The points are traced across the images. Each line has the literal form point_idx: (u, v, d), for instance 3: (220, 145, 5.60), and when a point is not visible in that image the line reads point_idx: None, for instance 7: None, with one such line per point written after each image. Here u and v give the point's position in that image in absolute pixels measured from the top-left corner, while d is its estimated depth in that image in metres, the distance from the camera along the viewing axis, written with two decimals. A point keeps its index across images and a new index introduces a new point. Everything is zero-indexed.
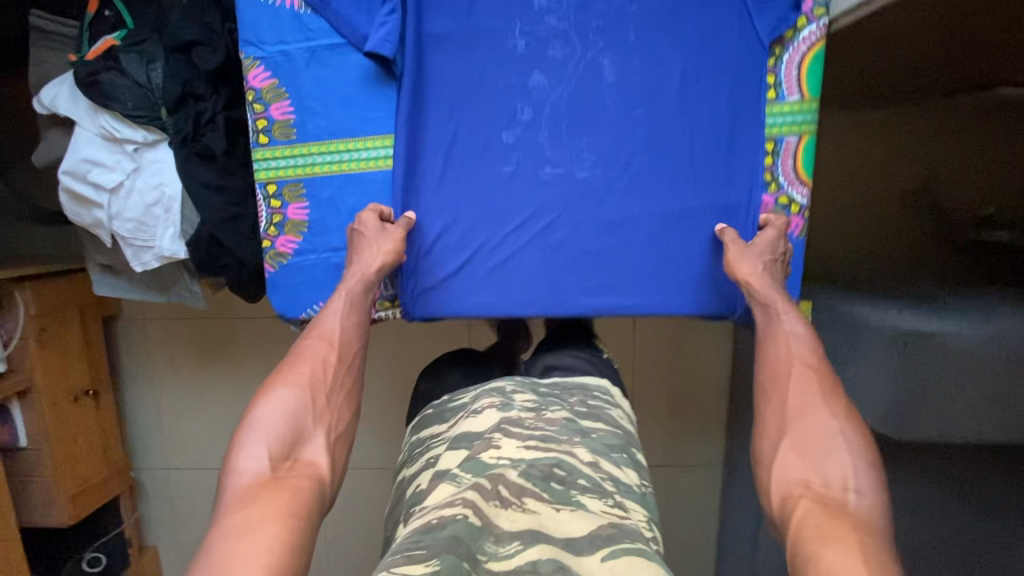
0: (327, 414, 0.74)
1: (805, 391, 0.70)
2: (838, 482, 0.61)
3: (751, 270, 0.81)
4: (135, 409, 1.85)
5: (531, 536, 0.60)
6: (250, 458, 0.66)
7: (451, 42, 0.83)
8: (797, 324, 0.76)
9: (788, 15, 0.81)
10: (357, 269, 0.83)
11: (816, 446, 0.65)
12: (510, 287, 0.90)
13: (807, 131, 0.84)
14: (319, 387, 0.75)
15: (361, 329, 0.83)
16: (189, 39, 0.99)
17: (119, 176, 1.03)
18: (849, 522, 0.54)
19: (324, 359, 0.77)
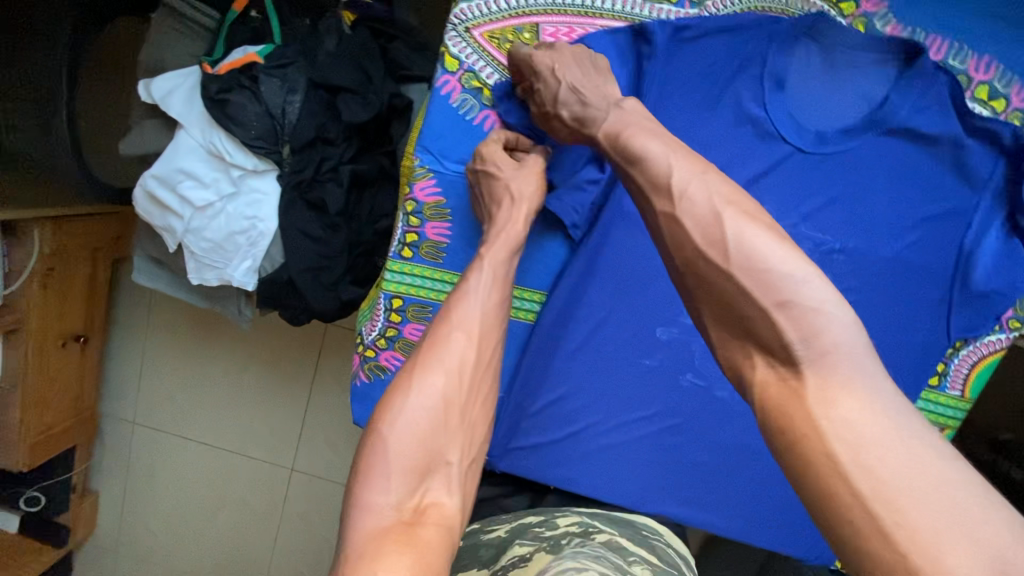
0: (462, 431, 0.62)
1: (686, 221, 0.55)
2: (777, 340, 0.48)
3: (564, 121, 0.69)
4: (119, 353, 1.75)
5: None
6: (380, 494, 0.55)
7: (638, 225, 0.77)
8: (648, 141, 0.60)
9: (987, 321, 0.76)
10: (505, 231, 0.71)
11: (734, 311, 0.51)
12: (609, 474, 0.83)
13: (949, 426, 0.81)
14: (457, 397, 0.62)
15: (503, 309, 0.70)
16: (339, 83, 0.86)
17: (212, 196, 0.91)
18: (826, 399, 0.46)
19: (463, 357, 0.64)
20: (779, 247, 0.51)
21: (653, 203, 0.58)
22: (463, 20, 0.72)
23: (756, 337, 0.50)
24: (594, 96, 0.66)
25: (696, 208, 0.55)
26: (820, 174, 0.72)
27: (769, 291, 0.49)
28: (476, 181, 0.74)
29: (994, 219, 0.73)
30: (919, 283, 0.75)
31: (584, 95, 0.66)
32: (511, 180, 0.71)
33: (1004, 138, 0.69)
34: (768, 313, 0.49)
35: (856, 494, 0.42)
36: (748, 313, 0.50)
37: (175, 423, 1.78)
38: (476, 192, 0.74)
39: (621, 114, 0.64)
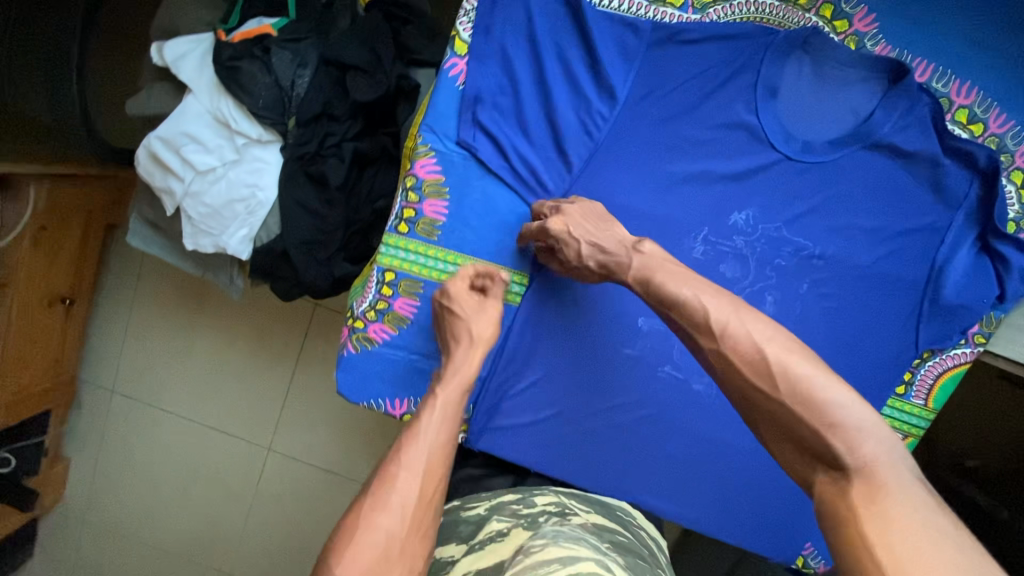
0: (403, 564, 0.58)
1: (732, 361, 0.60)
2: (827, 452, 0.53)
3: (588, 260, 0.72)
4: (104, 320, 1.74)
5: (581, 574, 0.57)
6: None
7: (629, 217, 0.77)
8: (681, 288, 0.66)
9: (954, 333, 0.79)
10: (460, 370, 0.73)
11: (781, 420, 0.56)
12: (582, 459, 0.85)
13: (914, 433, 0.84)
14: (399, 531, 0.60)
15: (454, 447, 0.70)
16: (348, 61, 0.88)
17: (215, 162, 0.93)
18: (869, 495, 0.49)
19: (407, 492, 0.62)
20: (826, 379, 0.56)
21: (700, 343, 0.64)
22: (473, 8, 0.72)
23: (807, 445, 0.54)
24: (617, 241, 0.71)
25: (740, 346, 0.60)
26: (804, 181, 0.76)
27: (818, 412, 0.54)
28: (439, 317, 0.78)
29: (966, 237, 0.77)
30: (888, 292, 0.79)
31: (609, 237, 0.71)
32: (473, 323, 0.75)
33: (979, 160, 0.73)
34: (819, 431, 0.53)
35: (875, 561, 0.45)
36: (803, 433, 0.54)
37: (153, 394, 1.77)
38: (442, 325, 0.77)
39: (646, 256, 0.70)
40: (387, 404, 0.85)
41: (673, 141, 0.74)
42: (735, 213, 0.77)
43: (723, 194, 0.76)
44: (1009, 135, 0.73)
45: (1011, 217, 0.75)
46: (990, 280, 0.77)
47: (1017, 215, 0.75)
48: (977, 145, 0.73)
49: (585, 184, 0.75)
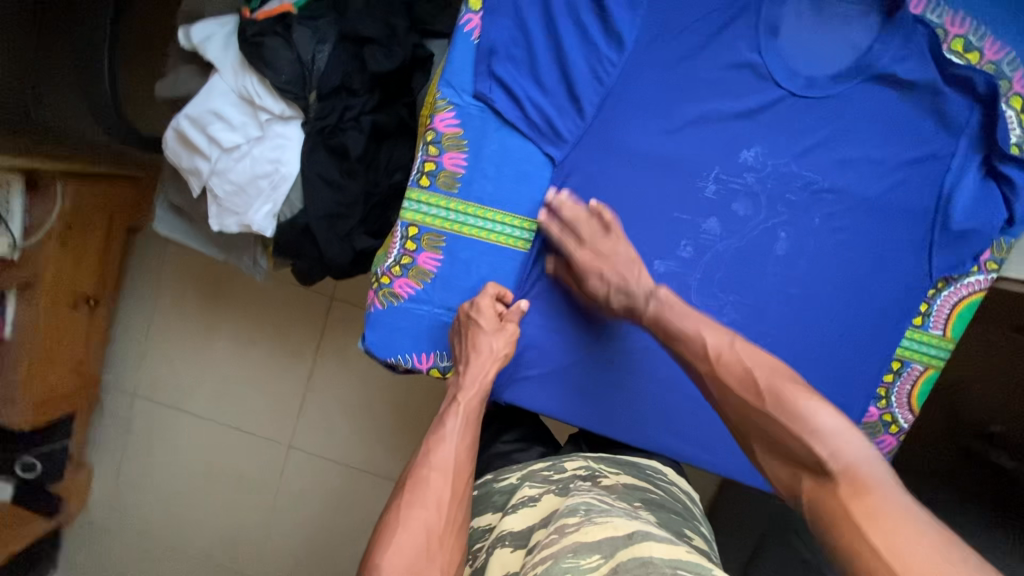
0: (442, 555, 0.66)
1: (725, 380, 0.69)
2: (811, 458, 0.60)
3: (608, 287, 0.79)
4: (126, 323, 1.77)
5: (608, 545, 0.65)
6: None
7: (640, 160, 0.80)
8: (682, 321, 0.73)
9: (964, 260, 0.81)
10: (477, 381, 0.79)
11: (770, 433, 0.64)
12: (604, 406, 0.87)
13: (934, 365, 0.86)
14: (437, 527, 0.67)
15: (474, 449, 0.77)
16: (366, 35, 0.93)
17: (239, 139, 0.97)
18: (860, 496, 0.55)
19: (440, 492, 0.70)
20: (807, 394, 0.63)
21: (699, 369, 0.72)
22: None
23: (795, 455, 0.61)
24: (637, 290, 0.77)
25: (731, 369, 0.69)
26: (809, 116, 0.78)
27: (801, 423, 0.61)
28: (453, 333, 0.83)
29: (971, 163, 0.79)
30: (897, 223, 0.81)
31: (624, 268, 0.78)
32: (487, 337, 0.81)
33: (978, 86, 0.76)
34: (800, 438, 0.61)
35: (874, 550, 0.51)
36: (790, 443, 0.61)
37: (175, 395, 1.79)
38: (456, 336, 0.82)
39: (659, 302, 0.75)
40: (414, 359, 0.87)
41: (679, 82, 0.78)
42: (743, 150, 0.80)
43: (732, 132, 0.79)
44: (1005, 61, 0.76)
45: (1015, 140, 0.77)
46: (998, 203, 0.79)
47: (1020, 137, 0.77)
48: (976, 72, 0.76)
49: (597, 129, 0.79)
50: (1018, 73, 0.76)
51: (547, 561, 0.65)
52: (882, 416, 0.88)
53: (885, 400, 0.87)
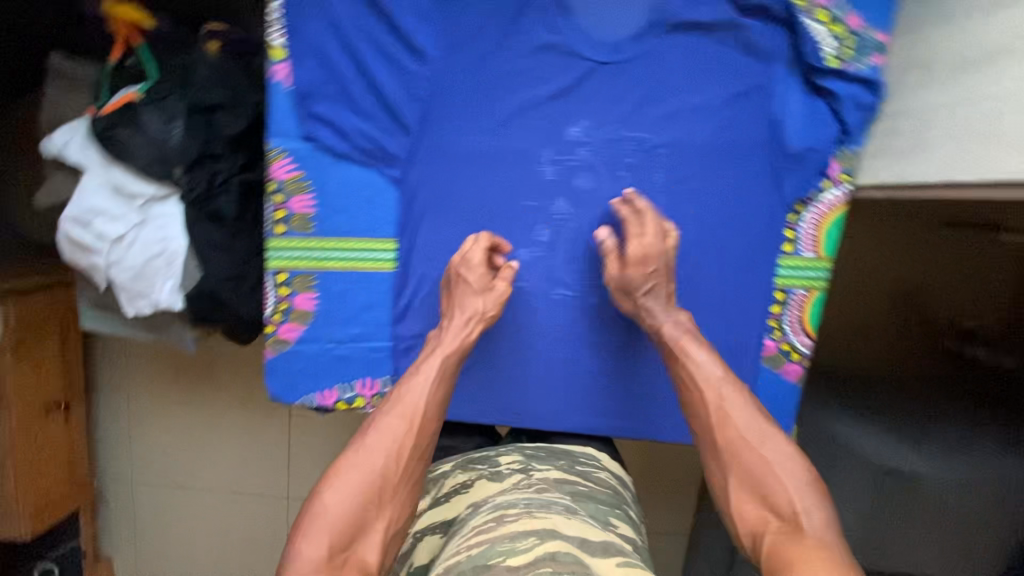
0: (390, 503, 0.69)
1: (721, 414, 0.74)
2: (787, 507, 0.67)
3: (641, 304, 0.81)
4: (106, 418, 1.82)
5: (545, 532, 0.68)
6: (312, 548, 0.64)
7: (474, 158, 0.82)
8: (700, 351, 0.78)
9: (812, 178, 0.82)
10: (455, 329, 0.80)
11: (751, 472, 0.70)
12: (504, 396, 0.90)
13: (817, 287, 0.86)
14: (391, 473, 0.70)
15: (445, 401, 0.78)
16: (213, 102, 0.98)
17: (123, 227, 1.01)
18: (814, 547, 0.62)
19: (402, 441, 0.72)
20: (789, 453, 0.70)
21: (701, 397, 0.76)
22: (278, 16, 0.78)
23: (768, 497, 0.68)
24: (663, 308, 0.81)
25: (732, 404, 0.74)
26: (623, 79, 0.80)
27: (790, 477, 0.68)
28: (444, 279, 0.84)
29: (790, 85, 0.80)
30: (738, 160, 0.82)
31: (659, 292, 0.81)
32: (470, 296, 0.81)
33: (774, 11, 0.77)
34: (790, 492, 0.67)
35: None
36: (770, 486, 0.69)
37: (169, 474, 1.84)
38: (445, 286, 0.83)
39: (681, 324, 0.80)
40: (318, 396, 0.90)
41: (488, 76, 0.80)
42: (569, 127, 0.82)
43: (554, 111, 0.81)
44: None
45: (829, 53, 0.77)
46: (826, 116, 0.80)
47: (832, 51, 0.77)
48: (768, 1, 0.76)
49: (425, 141, 0.81)
50: None
51: (483, 544, 0.67)
52: (780, 346, 0.88)
53: (779, 330, 0.87)
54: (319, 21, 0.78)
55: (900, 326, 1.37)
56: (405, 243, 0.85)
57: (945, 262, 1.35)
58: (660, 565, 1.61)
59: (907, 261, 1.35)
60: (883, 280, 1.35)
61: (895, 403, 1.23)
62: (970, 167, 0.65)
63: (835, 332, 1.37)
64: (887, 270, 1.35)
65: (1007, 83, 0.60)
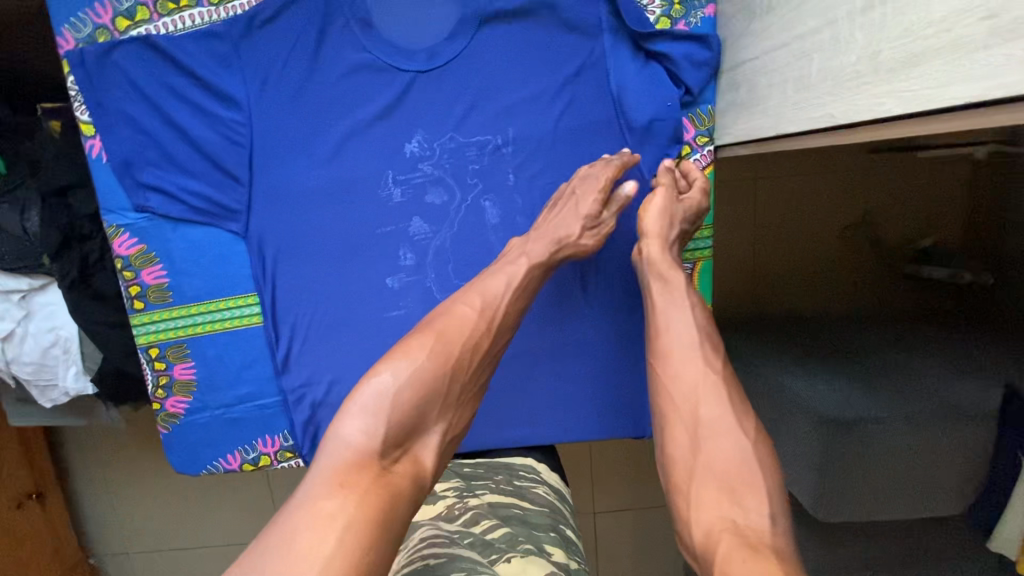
0: (454, 407, 0.65)
1: (701, 392, 0.63)
2: (753, 508, 0.54)
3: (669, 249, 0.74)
4: (87, 498, 1.82)
5: (500, 562, 0.65)
6: (362, 432, 0.58)
7: (315, 195, 0.78)
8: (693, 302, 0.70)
9: (670, 148, 0.77)
10: (547, 231, 0.74)
11: (717, 465, 0.58)
12: None
13: (701, 257, 0.82)
14: (457, 375, 0.65)
15: (519, 312, 0.74)
16: (64, 183, 0.96)
17: (10, 324, 0.99)
18: (774, 556, 0.49)
19: (473, 337, 0.68)
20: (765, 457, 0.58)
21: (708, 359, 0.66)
22: (77, 90, 0.75)
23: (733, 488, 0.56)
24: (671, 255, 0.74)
25: (713, 387, 0.63)
26: (448, 84, 0.76)
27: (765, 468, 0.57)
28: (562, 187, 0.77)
29: (622, 58, 0.76)
30: (588, 144, 0.78)
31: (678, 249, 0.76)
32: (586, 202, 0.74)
33: None
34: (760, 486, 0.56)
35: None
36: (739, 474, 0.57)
37: (162, 540, 1.85)
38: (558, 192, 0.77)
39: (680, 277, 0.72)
40: (222, 462, 0.88)
41: (308, 109, 0.76)
42: (405, 145, 0.77)
43: (385, 132, 0.77)
44: None
45: (658, 16, 0.75)
46: (667, 80, 0.76)
47: (659, 13, 0.75)
48: None
49: (261, 187, 0.78)
50: None
51: (444, 556, 0.64)
52: None
53: None
54: (121, 90, 0.75)
55: (853, 261, 1.24)
56: (268, 294, 0.82)
57: (893, 179, 1.22)
58: (652, 543, 1.58)
59: (845, 187, 1.22)
60: (825, 216, 1.23)
61: (854, 347, 1.12)
62: (793, 118, 0.59)
63: (779, 281, 1.27)
64: (822, 203, 1.23)
65: (811, 22, 0.54)
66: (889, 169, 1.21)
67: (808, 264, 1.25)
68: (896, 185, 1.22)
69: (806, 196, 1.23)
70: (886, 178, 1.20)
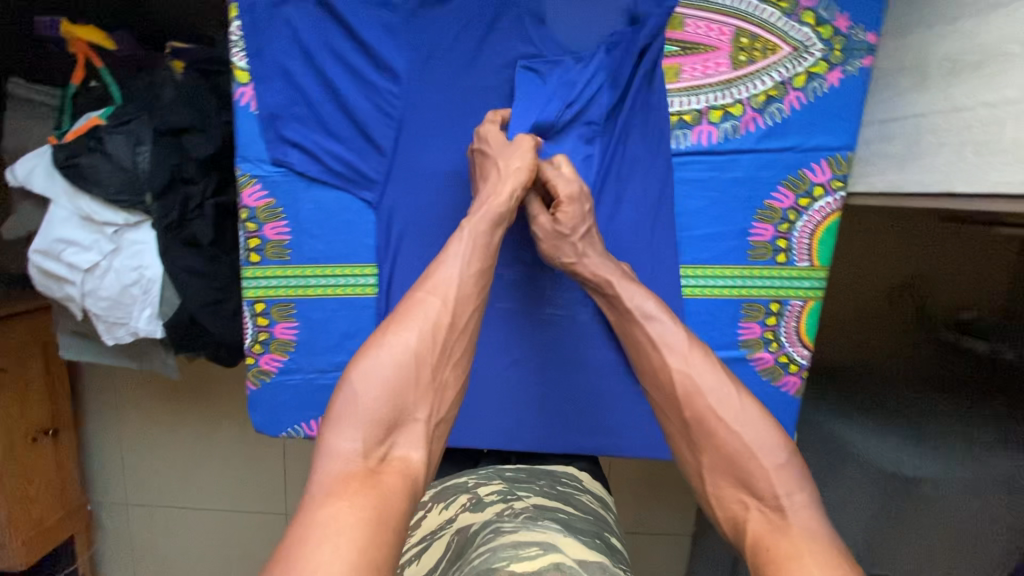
0: (431, 391, 0.65)
1: (699, 385, 0.68)
2: (769, 490, 0.61)
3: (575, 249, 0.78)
4: (95, 441, 1.77)
5: (548, 542, 0.62)
6: (343, 441, 0.58)
7: (452, 178, 0.79)
8: (644, 302, 0.75)
9: (804, 185, 0.80)
10: (484, 204, 0.73)
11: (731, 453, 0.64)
12: (493, 419, 0.90)
13: (812, 297, 0.83)
14: (426, 360, 0.65)
15: (483, 279, 0.72)
16: (180, 125, 0.93)
17: (96, 256, 0.97)
18: (801, 542, 0.56)
19: (433, 320, 0.67)
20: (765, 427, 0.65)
21: (665, 360, 0.71)
22: (240, 36, 0.74)
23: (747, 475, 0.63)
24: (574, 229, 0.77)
25: (710, 385, 0.68)
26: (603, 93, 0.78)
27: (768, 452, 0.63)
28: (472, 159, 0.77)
29: (778, 93, 0.78)
30: (726, 170, 0.80)
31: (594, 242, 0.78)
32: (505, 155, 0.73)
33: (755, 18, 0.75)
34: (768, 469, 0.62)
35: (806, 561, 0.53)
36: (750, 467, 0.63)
37: (165, 494, 1.81)
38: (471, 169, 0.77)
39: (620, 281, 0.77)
40: (304, 428, 0.86)
41: (460, 92, 0.77)
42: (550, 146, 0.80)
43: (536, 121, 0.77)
44: None
45: (818, 57, 0.77)
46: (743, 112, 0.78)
47: (818, 55, 0.77)
48: (754, 3, 0.75)
49: (401, 162, 0.78)
50: None
51: (484, 554, 0.60)
52: (778, 359, 0.85)
53: (776, 342, 0.84)
54: (287, 44, 0.75)
55: (897, 322, 1.27)
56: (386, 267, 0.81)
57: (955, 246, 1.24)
58: (663, 567, 1.59)
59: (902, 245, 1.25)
60: (876, 271, 1.27)
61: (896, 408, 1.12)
62: (967, 179, 0.62)
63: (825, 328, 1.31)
64: (876, 256, 1.27)
65: (1009, 92, 0.57)
66: (950, 237, 1.24)
67: (853, 315, 1.29)
68: (956, 254, 1.24)
69: (863, 250, 1.27)
70: (946, 244, 1.24)
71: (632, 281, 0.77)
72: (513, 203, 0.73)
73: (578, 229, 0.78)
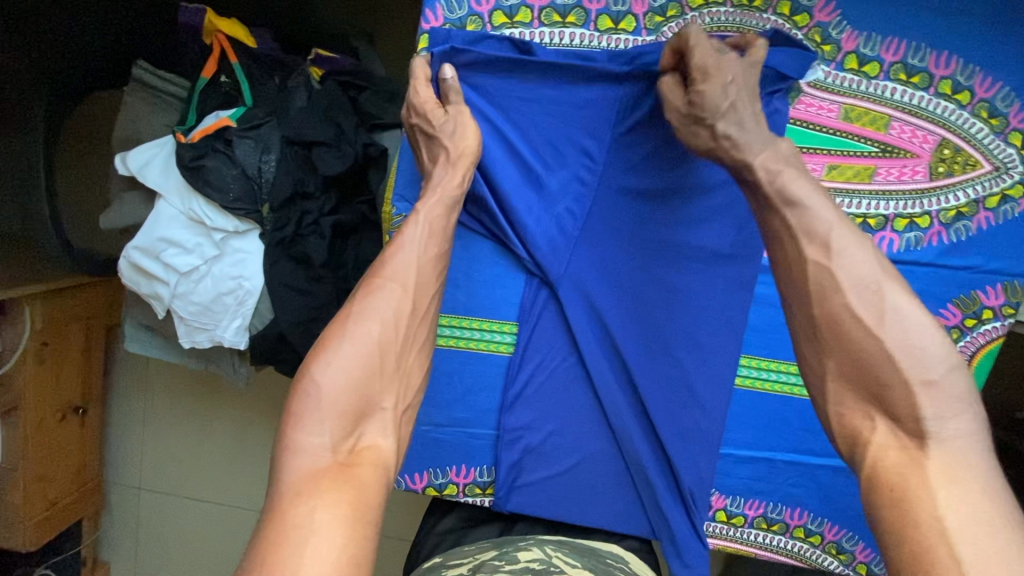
0: (397, 378, 0.62)
1: (840, 278, 0.57)
2: (909, 412, 0.52)
3: (712, 135, 0.66)
4: (120, 418, 1.69)
5: None
6: (308, 436, 0.55)
7: (607, 243, 0.79)
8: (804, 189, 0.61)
9: (972, 305, 0.75)
10: (439, 188, 0.71)
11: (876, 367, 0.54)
12: (596, 499, 0.81)
13: None
14: (390, 349, 0.62)
15: (440, 262, 0.69)
16: (312, 138, 0.87)
17: (197, 261, 0.90)
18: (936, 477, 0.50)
19: (398, 307, 0.63)
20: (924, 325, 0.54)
21: (802, 252, 0.59)
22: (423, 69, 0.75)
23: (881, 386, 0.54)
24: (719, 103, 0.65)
25: (854, 270, 0.57)
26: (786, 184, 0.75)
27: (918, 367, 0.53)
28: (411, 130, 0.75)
29: (969, 209, 0.74)
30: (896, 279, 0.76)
31: (741, 119, 0.65)
32: (450, 135, 0.72)
33: (964, 129, 0.72)
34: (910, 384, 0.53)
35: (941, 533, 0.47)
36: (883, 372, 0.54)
37: (179, 483, 1.70)
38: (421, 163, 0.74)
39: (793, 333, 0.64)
40: (408, 480, 0.82)
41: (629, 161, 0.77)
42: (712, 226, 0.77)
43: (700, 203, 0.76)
44: (999, 97, 0.71)
45: (1015, 180, 0.73)
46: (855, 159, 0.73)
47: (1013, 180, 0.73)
48: (964, 115, 0.72)
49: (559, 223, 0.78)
50: (1015, 107, 0.71)
51: None
52: None
53: None
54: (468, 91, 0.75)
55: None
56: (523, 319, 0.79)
57: None
58: None
59: None
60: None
61: None
62: None
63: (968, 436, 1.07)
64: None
65: None
66: None
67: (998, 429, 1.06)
68: None
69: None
70: None
71: (790, 154, 0.64)
72: (467, 183, 0.72)
73: (721, 104, 0.65)
